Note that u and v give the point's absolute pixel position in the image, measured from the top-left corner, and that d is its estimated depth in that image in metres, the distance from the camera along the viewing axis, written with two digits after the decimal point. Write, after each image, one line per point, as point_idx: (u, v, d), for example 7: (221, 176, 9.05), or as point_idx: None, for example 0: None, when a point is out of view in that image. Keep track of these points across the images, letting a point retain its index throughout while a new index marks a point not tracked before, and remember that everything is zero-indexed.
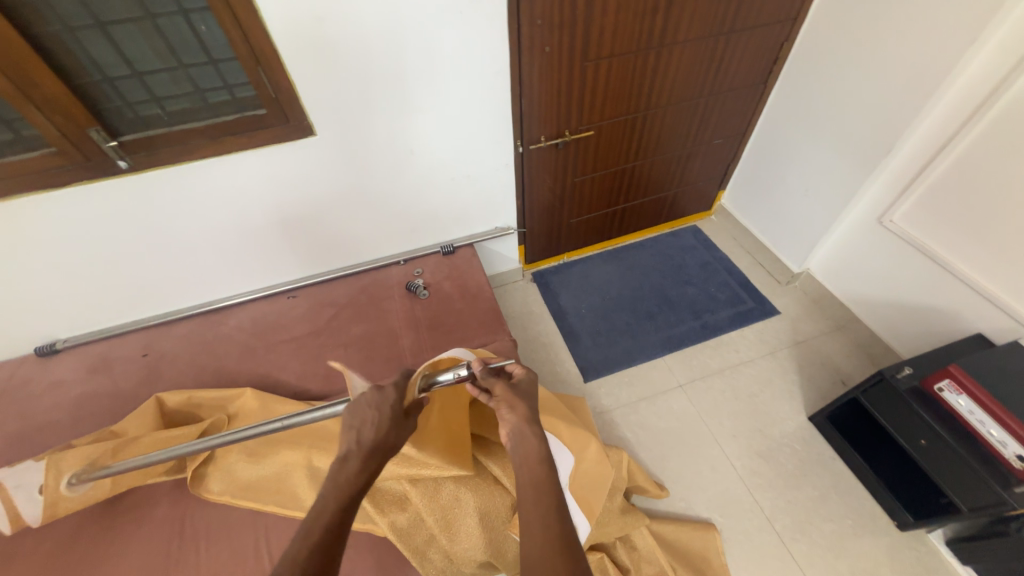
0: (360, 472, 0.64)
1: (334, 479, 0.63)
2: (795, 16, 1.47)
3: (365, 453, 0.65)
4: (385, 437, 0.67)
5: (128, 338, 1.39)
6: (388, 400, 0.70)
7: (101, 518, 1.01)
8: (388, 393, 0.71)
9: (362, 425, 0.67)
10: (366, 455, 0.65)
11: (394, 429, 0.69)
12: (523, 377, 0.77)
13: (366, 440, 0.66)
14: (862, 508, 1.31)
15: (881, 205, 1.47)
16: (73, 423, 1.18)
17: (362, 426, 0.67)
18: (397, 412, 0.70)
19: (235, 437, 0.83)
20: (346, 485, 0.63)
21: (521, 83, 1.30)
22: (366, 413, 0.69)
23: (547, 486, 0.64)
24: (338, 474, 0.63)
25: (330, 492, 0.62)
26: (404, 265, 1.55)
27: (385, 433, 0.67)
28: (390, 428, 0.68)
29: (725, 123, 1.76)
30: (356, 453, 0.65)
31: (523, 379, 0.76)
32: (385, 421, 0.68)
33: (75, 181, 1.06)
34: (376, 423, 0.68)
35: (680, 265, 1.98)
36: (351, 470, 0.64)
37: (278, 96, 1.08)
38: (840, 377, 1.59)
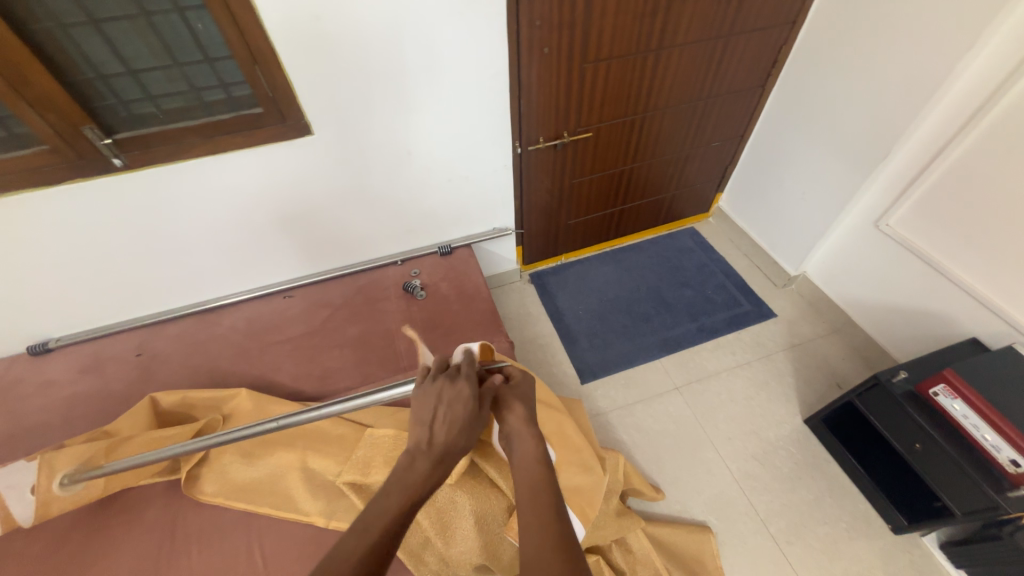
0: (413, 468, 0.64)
1: (399, 478, 0.63)
2: (794, 20, 1.48)
3: (425, 455, 0.65)
4: (453, 440, 0.66)
5: (122, 337, 1.37)
6: (457, 400, 0.69)
7: (92, 519, 1.00)
8: (457, 392, 0.69)
9: (431, 424, 0.67)
10: (433, 458, 0.65)
11: (466, 432, 0.68)
12: (518, 377, 0.78)
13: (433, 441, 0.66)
14: (857, 511, 1.32)
15: (877, 210, 1.47)
16: (64, 424, 1.16)
17: (428, 425, 0.67)
18: (469, 414, 0.69)
19: (230, 436, 0.82)
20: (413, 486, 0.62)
21: (520, 84, 1.29)
22: (434, 412, 0.68)
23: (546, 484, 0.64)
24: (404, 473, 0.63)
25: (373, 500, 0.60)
26: (401, 266, 1.54)
27: (455, 435, 0.66)
28: (460, 430, 0.67)
29: (723, 126, 1.76)
30: (422, 453, 0.65)
31: (518, 379, 0.77)
32: (457, 422, 0.67)
33: (66, 179, 1.04)
34: (446, 423, 0.67)
35: (677, 267, 1.98)
36: (419, 471, 0.63)
37: (276, 96, 1.07)
38: (835, 380, 1.60)
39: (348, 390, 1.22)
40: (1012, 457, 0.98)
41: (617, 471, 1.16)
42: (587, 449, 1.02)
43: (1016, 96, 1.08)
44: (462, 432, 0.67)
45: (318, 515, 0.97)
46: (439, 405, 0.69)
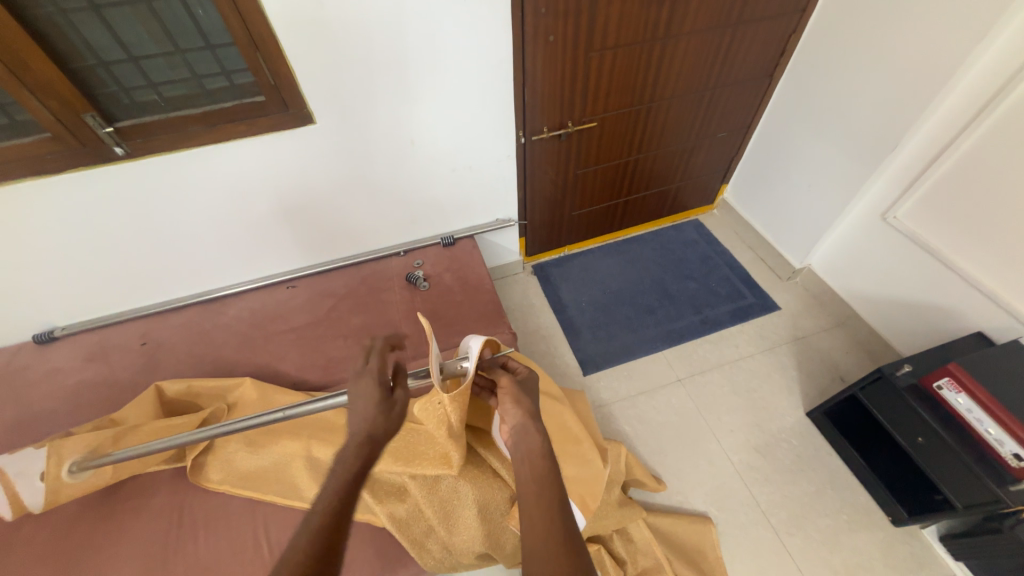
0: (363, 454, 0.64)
1: (332, 469, 0.63)
2: (804, 7, 1.44)
3: (354, 444, 0.64)
4: (373, 428, 0.65)
5: (127, 326, 1.38)
6: (375, 390, 0.67)
7: (100, 505, 1.01)
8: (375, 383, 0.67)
9: (354, 415, 0.66)
10: (360, 444, 0.64)
11: (385, 420, 0.66)
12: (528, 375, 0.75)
13: (355, 431, 0.64)
14: (857, 504, 1.32)
15: (885, 202, 1.46)
16: (71, 411, 1.18)
17: (352, 416, 0.66)
18: (387, 403, 0.67)
19: (238, 424, 0.83)
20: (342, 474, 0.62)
21: (524, 72, 1.28)
22: (358, 403, 0.66)
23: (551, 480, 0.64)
24: (335, 465, 0.63)
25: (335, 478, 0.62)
26: (404, 256, 1.54)
27: (374, 425, 0.65)
28: (378, 419, 0.65)
29: (730, 116, 1.74)
30: (347, 443, 0.64)
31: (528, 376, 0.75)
32: (374, 413, 0.65)
33: (69, 168, 1.04)
34: (365, 414, 0.65)
35: (681, 259, 1.97)
36: (345, 460, 0.63)
37: (278, 84, 1.06)
38: (839, 373, 1.59)
39: (351, 380, 1.22)
40: (1015, 451, 0.98)
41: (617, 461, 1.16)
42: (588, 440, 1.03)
43: None
44: (381, 421, 0.65)
45: None
46: (359, 396, 0.66)
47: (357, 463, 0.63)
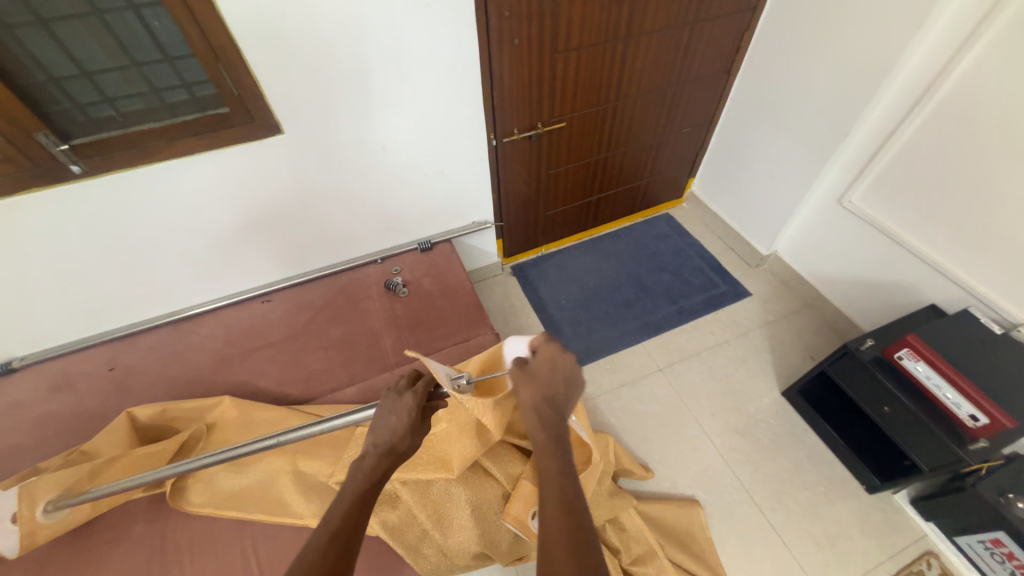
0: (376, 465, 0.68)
1: (354, 474, 0.68)
2: (754, 6, 1.52)
3: (379, 454, 0.68)
4: (399, 443, 0.69)
5: (92, 352, 1.32)
6: (406, 407, 0.70)
7: (75, 541, 0.96)
8: (407, 401, 0.71)
9: (381, 428, 0.70)
10: (380, 457, 0.68)
11: (412, 435, 0.70)
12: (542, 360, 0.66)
13: (381, 442, 0.69)
14: (834, 475, 1.39)
15: (840, 188, 1.54)
16: (37, 445, 1.12)
17: (380, 428, 0.70)
18: (416, 421, 0.71)
19: (237, 451, 0.85)
20: (363, 480, 0.67)
21: (492, 76, 1.29)
22: (386, 418, 0.70)
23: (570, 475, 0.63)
24: (357, 470, 0.68)
25: (347, 485, 0.67)
26: (382, 263, 1.53)
27: (400, 439, 0.69)
28: (406, 435, 0.69)
29: (693, 112, 1.81)
30: (373, 451, 0.68)
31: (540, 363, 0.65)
32: (402, 428, 0.69)
33: (24, 189, 1.00)
34: (393, 429, 0.69)
35: (655, 252, 2.02)
36: (368, 468, 0.68)
37: (242, 95, 1.04)
38: (809, 353, 1.66)
39: (335, 390, 1.21)
40: (972, 413, 1.04)
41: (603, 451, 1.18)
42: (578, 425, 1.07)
43: (961, 75, 1.15)
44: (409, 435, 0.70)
45: (311, 517, 0.96)
46: (391, 412, 0.70)
47: (381, 471, 0.68)
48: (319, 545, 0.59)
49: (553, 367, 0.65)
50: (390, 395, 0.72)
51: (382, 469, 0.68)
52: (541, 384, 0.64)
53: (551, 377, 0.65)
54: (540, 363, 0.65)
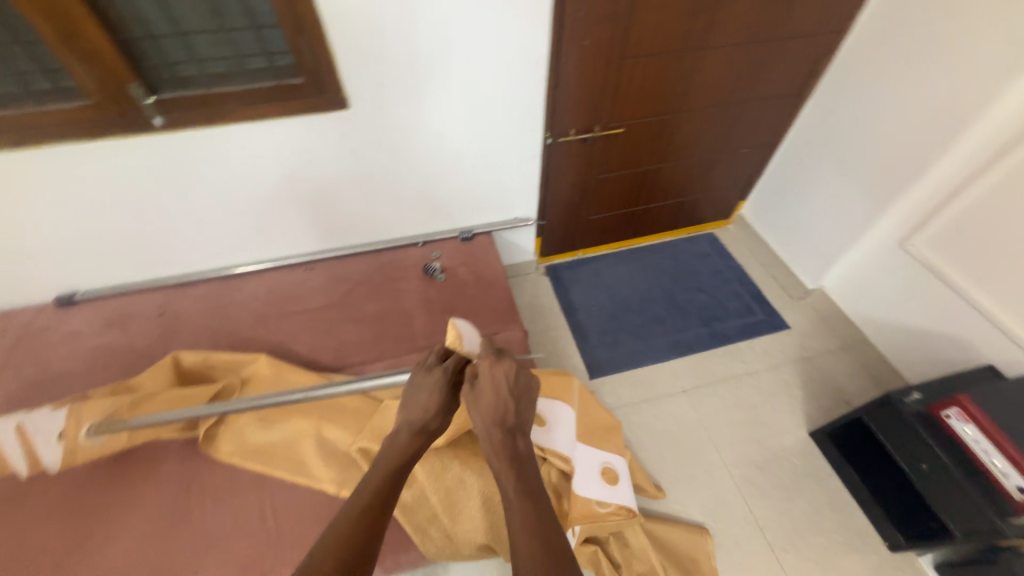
0: (407, 445, 0.71)
1: (387, 450, 0.71)
2: (837, 30, 1.45)
3: (410, 433, 0.71)
4: (431, 421, 0.72)
5: (145, 295, 1.40)
6: (434, 386, 0.73)
7: (111, 468, 1.03)
8: (436, 378, 0.74)
9: (413, 405, 0.73)
10: (407, 436, 0.71)
11: (442, 413, 0.73)
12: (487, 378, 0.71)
13: (412, 420, 0.72)
14: (853, 526, 1.33)
15: (904, 229, 1.46)
16: (88, 375, 1.20)
17: (410, 406, 0.73)
18: (446, 397, 0.74)
19: (260, 401, 0.96)
20: (396, 456, 0.70)
21: (557, 74, 1.29)
22: (417, 395, 0.74)
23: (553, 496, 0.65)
24: (390, 445, 0.71)
25: (379, 462, 0.69)
26: (421, 247, 1.55)
27: (432, 417, 0.72)
28: (436, 415, 0.72)
29: (754, 133, 1.75)
30: (405, 429, 0.72)
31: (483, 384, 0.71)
32: (433, 406, 0.72)
33: (108, 135, 1.06)
34: (425, 406, 0.72)
35: (694, 271, 1.98)
36: (401, 443, 0.71)
37: (317, 68, 1.08)
38: (844, 397, 1.59)
39: (363, 364, 1.24)
40: (1019, 485, 0.98)
41: (613, 493, 1.02)
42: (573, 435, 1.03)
43: None
44: (436, 414, 0.72)
45: (329, 482, 1.00)
46: (422, 389, 0.74)
47: (414, 448, 0.71)
48: (353, 513, 0.62)
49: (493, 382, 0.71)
50: (416, 368, 0.77)
51: (415, 447, 0.71)
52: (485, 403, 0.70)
53: (495, 392, 0.70)
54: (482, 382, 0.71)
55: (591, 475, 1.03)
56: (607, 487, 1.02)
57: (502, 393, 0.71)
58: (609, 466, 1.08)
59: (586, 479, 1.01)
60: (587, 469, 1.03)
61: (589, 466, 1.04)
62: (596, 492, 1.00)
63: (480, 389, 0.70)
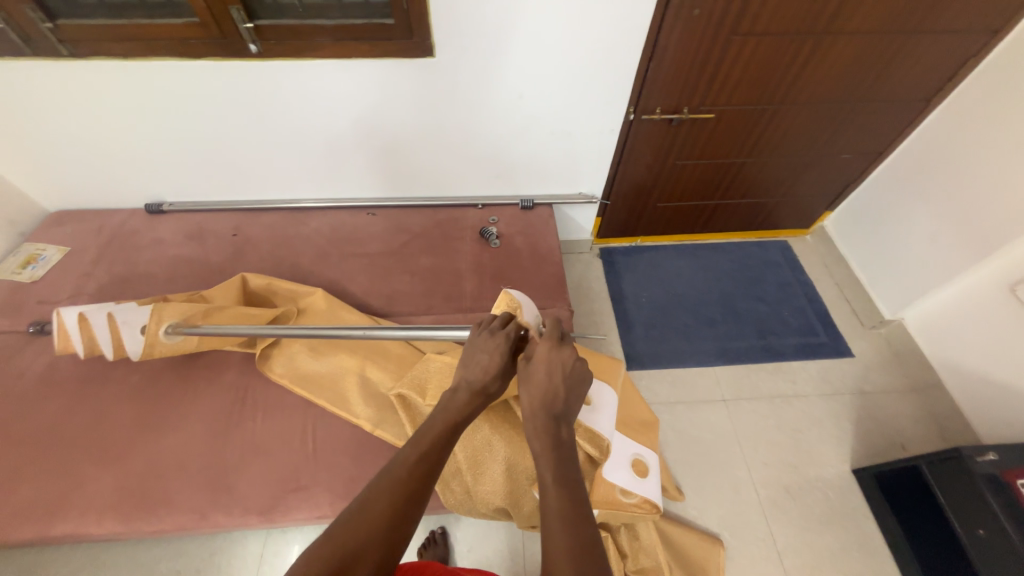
0: (465, 405, 0.70)
1: (446, 405, 0.71)
2: (996, 29, 1.24)
3: (468, 394, 0.71)
4: (490, 383, 0.71)
5: (222, 215, 1.49)
6: (498, 350, 0.72)
7: (180, 368, 1.13)
8: (498, 341, 0.73)
9: (473, 365, 0.72)
10: (469, 396, 0.71)
11: (501, 376, 0.72)
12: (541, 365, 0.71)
13: (473, 379, 0.71)
14: (881, 573, 1.26)
15: (1020, 273, 1.28)
16: (168, 280, 1.31)
17: (471, 364, 0.72)
18: (507, 362, 0.73)
19: (323, 331, 0.93)
20: (453, 413, 0.70)
21: (655, 45, 1.19)
22: (478, 356, 0.72)
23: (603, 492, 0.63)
24: (449, 402, 0.71)
25: (439, 415, 0.70)
26: (481, 210, 1.54)
27: (491, 380, 0.71)
28: (496, 377, 0.71)
29: (861, 139, 1.57)
30: (465, 388, 0.71)
31: (536, 369, 0.71)
32: (494, 369, 0.71)
33: (208, 55, 1.11)
34: (485, 368, 0.71)
35: (758, 279, 1.85)
36: (459, 402, 0.70)
37: (409, 10, 1.05)
38: (900, 441, 1.47)
39: (411, 315, 1.27)
40: None
41: (641, 486, 1.00)
42: (613, 421, 1.00)
43: None
44: (497, 378, 0.72)
45: (365, 419, 1.05)
46: (484, 350, 0.72)
47: (470, 408, 0.71)
48: (409, 457, 0.64)
49: (547, 368, 0.71)
50: (479, 327, 0.76)
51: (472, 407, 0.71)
52: (538, 387, 0.70)
53: (548, 378, 0.70)
54: (537, 365, 0.71)
55: (623, 462, 1.01)
56: (636, 479, 1.00)
57: (557, 378, 0.71)
58: (641, 458, 1.04)
59: (615, 466, 0.99)
60: (619, 455, 1.01)
61: (622, 454, 1.01)
62: (624, 481, 0.98)
63: (533, 372, 0.70)
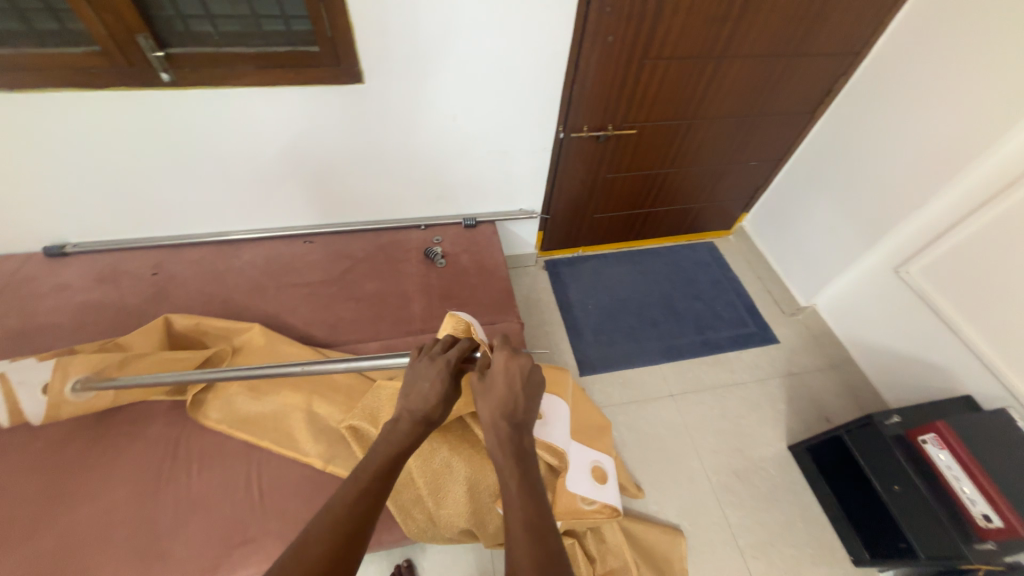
0: (409, 435, 0.70)
1: (387, 436, 0.70)
2: (858, 51, 1.46)
3: (411, 424, 0.71)
4: (432, 412, 0.71)
5: (139, 253, 1.37)
6: (439, 375, 0.72)
7: (97, 426, 1.02)
8: (440, 367, 0.72)
9: (414, 395, 0.71)
10: (410, 424, 0.71)
11: (443, 403, 0.72)
12: (500, 374, 0.71)
13: (414, 410, 0.71)
14: (822, 539, 1.37)
15: (901, 256, 1.48)
16: (75, 329, 1.17)
17: (413, 394, 0.72)
18: (448, 388, 0.73)
19: (257, 370, 0.89)
20: (396, 445, 0.69)
21: (577, 69, 1.28)
22: (420, 384, 0.72)
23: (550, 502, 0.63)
24: (391, 433, 0.70)
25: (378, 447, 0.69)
26: (424, 230, 1.54)
27: (433, 409, 0.71)
28: (439, 405, 0.72)
29: (764, 147, 1.75)
30: (406, 418, 0.71)
31: (499, 377, 0.71)
32: (435, 397, 0.71)
33: (114, 85, 1.03)
34: (427, 397, 0.71)
35: (691, 279, 1.99)
36: (401, 432, 0.70)
37: (334, 37, 1.05)
38: (825, 415, 1.63)
39: (358, 342, 1.24)
40: (985, 512, 1.03)
41: (600, 492, 1.03)
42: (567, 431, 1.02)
43: None
44: (440, 405, 0.72)
45: (316, 456, 1.00)
46: (425, 378, 0.72)
47: (414, 437, 0.70)
48: (352, 491, 0.62)
49: (507, 376, 0.71)
50: (419, 354, 0.76)
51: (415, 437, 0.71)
52: (496, 398, 0.70)
53: (507, 387, 0.71)
54: (496, 376, 0.71)
55: (581, 471, 1.04)
56: (596, 486, 1.04)
57: (514, 389, 0.71)
58: (598, 465, 1.09)
59: (576, 476, 1.02)
60: (577, 465, 1.05)
61: (580, 464, 1.05)
62: (584, 490, 1.01)
63: (493, 380, 0.71)
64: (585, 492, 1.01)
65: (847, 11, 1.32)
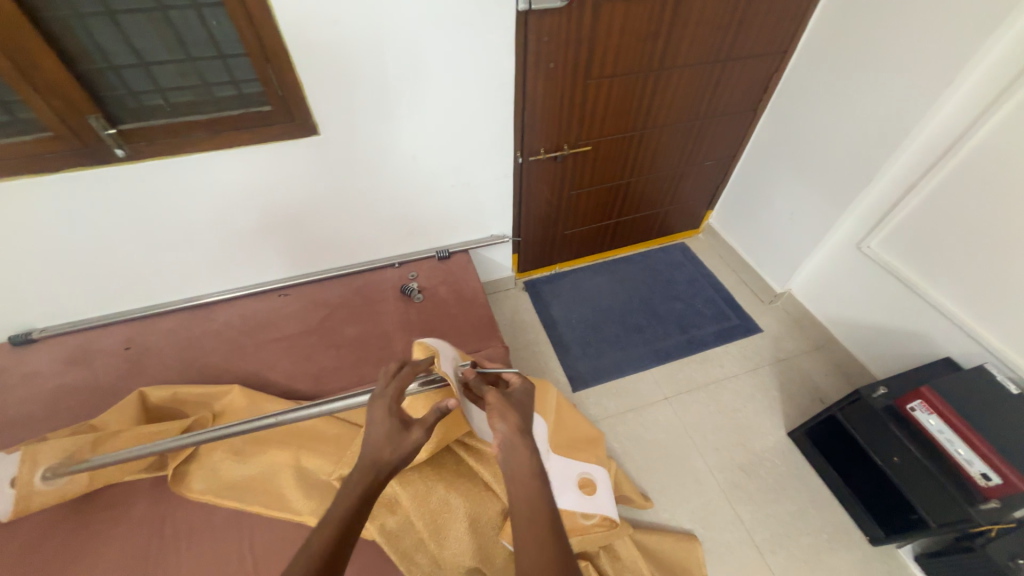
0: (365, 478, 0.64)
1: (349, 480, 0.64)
2: (785, 49, 1.55)
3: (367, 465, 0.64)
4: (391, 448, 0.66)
5: (110, 330, 1.35)
6: (395, 411, 0.70)
7: (74, 517, 0.97)
8: (395, 403, 0.71)
9: (374, 435, 0.67)
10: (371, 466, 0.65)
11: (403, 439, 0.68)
12: (518, 388, 0.75)
13: (375, 450, 0.66)
14: (837, 523, 1.36)
15: (860, 232, 1.54)
16: (47, 417, 1.14)
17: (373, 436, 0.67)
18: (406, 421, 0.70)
19: (228, 430, 0.87)
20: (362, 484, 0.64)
21: (525, 97, 1.33)
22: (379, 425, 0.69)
23: (544, 511, 0.59)
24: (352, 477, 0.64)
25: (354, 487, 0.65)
26: (398, 268, 1.55)
27: (393, 445, 0.67)
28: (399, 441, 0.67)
29: (717, 147, 1.83)
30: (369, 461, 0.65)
31: (518, 390, 0.74)
32: (392, 432, 0.68)
33: (69, 167, 1.04)
34: (383, 434, 0.67)
35: (669, 280, 2.03)
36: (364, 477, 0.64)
37: (285, 95, 1.08)
38: (818, 395, 1.64)
39: (342, 390, 1.22)
40: (984, 471, 1.03)
41: (594, 503, 1.03)
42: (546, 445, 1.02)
43: (976, 145, 1.19)
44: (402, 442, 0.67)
45: (310, 515, 0.96)
46: (381, 417, 0.69)
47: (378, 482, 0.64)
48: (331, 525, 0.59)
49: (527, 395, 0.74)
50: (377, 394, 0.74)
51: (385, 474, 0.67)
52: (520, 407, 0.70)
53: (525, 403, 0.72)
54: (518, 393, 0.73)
55: (569, 485, 1.04)
56: (586, 497, 1.03)
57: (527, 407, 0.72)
58: (589, 476, 1.08)
59: (565, 490, 1.03)
60: (565, 479, 1.05)
61: (569, 476, 1.05)
62: (579, 505, 1.01)
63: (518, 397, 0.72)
64: (578, 505, 1.01)
65: (767, 15, 1.41)
